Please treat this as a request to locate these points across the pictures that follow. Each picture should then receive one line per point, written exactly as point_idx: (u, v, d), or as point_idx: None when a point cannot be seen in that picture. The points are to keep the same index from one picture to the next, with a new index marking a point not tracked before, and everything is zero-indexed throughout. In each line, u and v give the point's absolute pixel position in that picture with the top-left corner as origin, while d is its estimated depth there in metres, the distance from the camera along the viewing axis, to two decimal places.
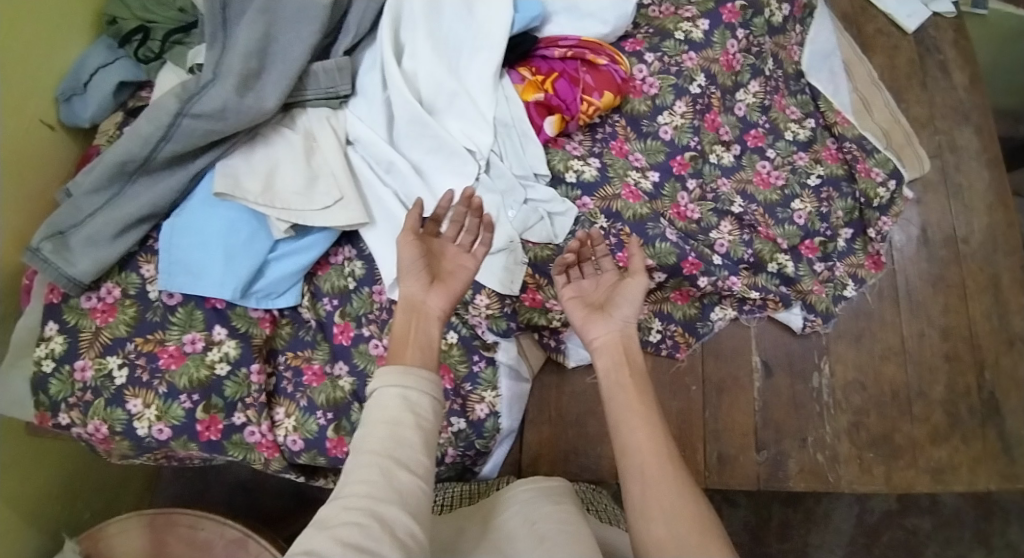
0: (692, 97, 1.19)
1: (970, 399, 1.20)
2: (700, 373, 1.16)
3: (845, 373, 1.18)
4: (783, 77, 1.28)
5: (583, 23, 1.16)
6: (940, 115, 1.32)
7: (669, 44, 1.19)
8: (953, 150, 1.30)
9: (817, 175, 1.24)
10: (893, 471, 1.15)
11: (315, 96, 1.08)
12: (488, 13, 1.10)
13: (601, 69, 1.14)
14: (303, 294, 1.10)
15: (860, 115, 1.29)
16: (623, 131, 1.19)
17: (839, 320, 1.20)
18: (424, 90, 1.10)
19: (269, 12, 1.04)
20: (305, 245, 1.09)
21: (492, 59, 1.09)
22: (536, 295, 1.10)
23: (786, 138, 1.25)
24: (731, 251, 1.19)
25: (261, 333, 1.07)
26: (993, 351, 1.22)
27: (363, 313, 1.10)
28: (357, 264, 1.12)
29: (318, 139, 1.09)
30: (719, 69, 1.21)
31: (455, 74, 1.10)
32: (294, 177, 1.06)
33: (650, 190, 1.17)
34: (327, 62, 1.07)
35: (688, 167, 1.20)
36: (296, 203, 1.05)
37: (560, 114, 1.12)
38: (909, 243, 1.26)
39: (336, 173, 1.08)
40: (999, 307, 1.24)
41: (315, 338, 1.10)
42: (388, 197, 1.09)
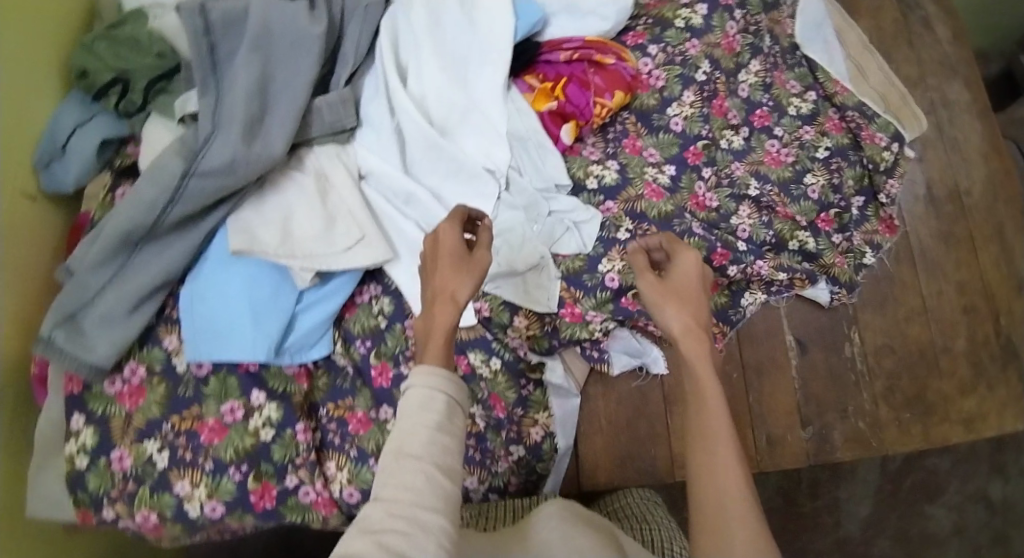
0: (699, 85, 1.17)
1: (990, 347, 1.24)
2: (739, 360, 1.16)
3: (874, 339, 1.21)
4: (780, 52, 1.28)
5: (585, 22, 1.13)
6: (930, 73, 1.34)
7: (671, 34, 1.16)
8: (945, 105, 1.33)
9: (825, 147, 1.25)
10: (930, 427, 1.19)
11: (321, 133, 1.02)
12: (491, 24, 1.05)
13: (611, 69, 1.11)
14: (333, 341, 1.05)
15: (858, 81, 1.29)
16: (634, 127, 1.16)
17: (863, 288, 1.22)
18: (433, 113, 1.05)
19: (263, 51, 0.98)
20: (332, 290, 1.04)
21: (500, 71, 1.05)
22: (575, 309, 1.06)
23: (790, 113, 1.25)
24: (753, 236, 1.18)
25: (299, 388, 1.02)
26: (1005, 298, 1.26)
27: (399, 351, 1.06)
28: (385, 301, 1.08)
29: (330, 178, 1.03)
30: (721, 53, 1.19)
31: (465, 92, 1.05)
32: (312, 222, 1.00)
33: (668, 184, 1.16)
34: (330, 96, 1.02)
35: (701, 156, 1.18)
36: (320, 250, 1.00)
37: (575, 121, 1.09)
38: (917, 202, 1.28)
39: (354, 212, 1.02)
40: (1006, 255, 1.28)
41: (355, 385, 1.05)
42: (411, 230, 1.05)
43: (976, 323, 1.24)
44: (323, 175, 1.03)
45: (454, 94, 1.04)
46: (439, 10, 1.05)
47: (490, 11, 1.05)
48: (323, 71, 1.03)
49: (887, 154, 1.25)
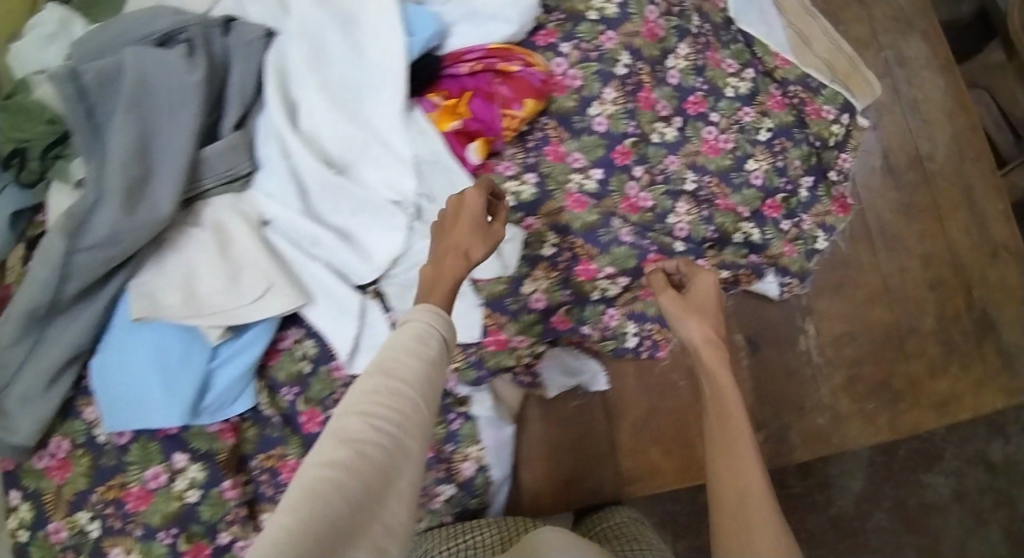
0: (620, 80, 1.09)
1: (962, 323, 1.16)
2: (687, 367, 1.10)
3: (833, 328, 1.13)
4: (711, 29, 1.18)
5: (488, 28, 1.05)
6: (883, 30, 1.24)
7: (584, 28, 1.09)
8: (901, 63, 1.23)
9: (767, 129, 1.16)
10: (897, 416, 1.12)
11: (215, 183, 0.99)
12: (378, 46, 0.99)
13: (517, 77, 1.03)
14: (258, 392, 1.04)
15: (800, 51, 1.20)
16: (555, 132, 1.09)
17: (816, 276, 1.15)
18: (330, 149, 0.99)
19: (140, 107, 0.95)
20: (246, 342, 1.01)
21: (395, 95, 0.99)
22: (499, 336, 1.02)
23: (728, 95, 1.16)
24: (693, 232, 1.11)
25: (224, 446, 1.01)
26: (978, 266, 1.18)
27: (326, 395, 1.04)
28: (308, 344, 1.05)
29: (230, 230, 0.99)
30: (642, 42, 1.11)
31: (360, 122, 0.99)
32: (215, 276, 0.98)
33: (595, 190, 1.08)
34: (218, 145, 0.98)
35: (631, 155, 1.10)
36: (226, 303, 0.97)
37: (483, 138, 1.03)
38: (874, 174, 1.19)
39: (259, 259, 0.99)
40: (976, 220, 1.19)
41: (284, 433, 1.04)
42: (322, 271, 1.01)
43: (946, 299, 1.16)
44: (221, 227, 0.99)
45: (347, 127, 0.99)
46: (322, 37, 0.98)
47: (376, 31, 0.99)
48: (207, 119, 0.98)
49: (837, 128, 1.17)
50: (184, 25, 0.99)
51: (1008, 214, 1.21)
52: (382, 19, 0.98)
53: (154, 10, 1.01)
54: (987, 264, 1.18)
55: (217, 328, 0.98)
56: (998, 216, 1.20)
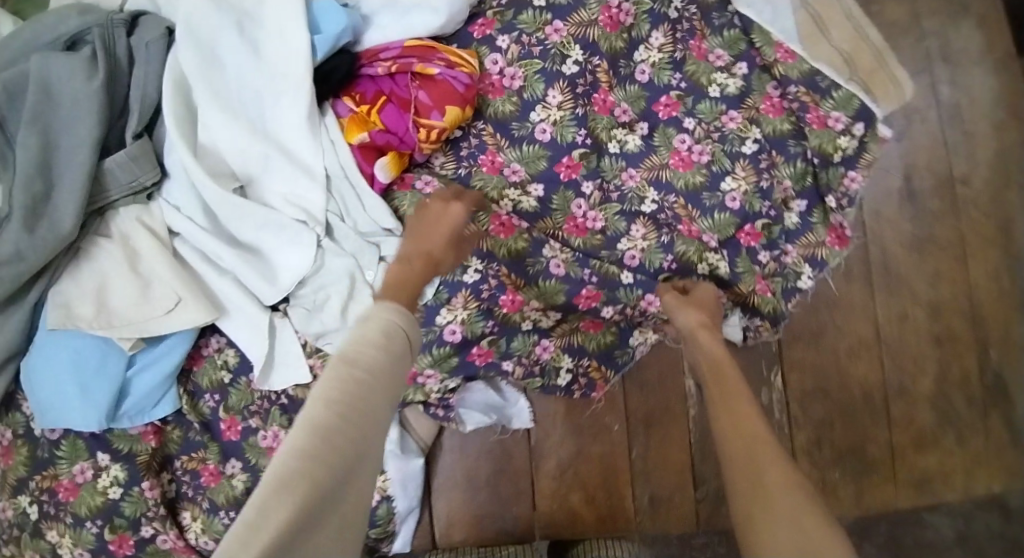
0: (567, 80, 0.94)
1: (969, 388, 0.97)
2: (623, 410, 0.99)
3: (801, 383, 0.98)
4: (697, 13, 0.98)
5: (413, 19, 0.91)
6: (928, 13, 1.00)
7: (526, 17, 0.93)
8: (946, 57, 1.00)
9: (755, 138, 0.97)
10: (863, 489, 0.97)
11: (120, 195, 0.92)
12: (278, 49, 0.90)
13: (433, 83, 0.90)
14: (178, 397, 0.97)
15: (811, 42, 0.98)
16: (493, 140, 0.95)
17: (792, 319, 0.98)
18: (232, 159, 0.91)
19: (41, 116, 0.88)
20: (163, 350, 0.95)
21: (298, 103, 0.89)
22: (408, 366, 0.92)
23: (711, 95, 0.97)
24: (645, 262, 0.96)
25: (146, 448, 0.97)
26: (1000, 323, 0.98)
27: (245, 406, 0.98)
28: (230, 352, 0.99)
29: (137, 243, 0.93)
30: (600, 33, 0.94)
31: (261, 133, 0.91)
32: (123, 290, 0.91)
33: (533, 210, 0.95)
34: (119, 155, 0.91)
35: (579, 168, 0.95)
36: (136, 316, 0.91)
37: (393, 152, 0.92)
38: (888, 199, 0.99)
39: (168, 273, 0.92)
40: (1011, 261, 0.98)
41: (204, 439, 0.99)
42: (230, 288, 0.94)
43: (954, 355, 0.97)
44: (128, 237, 0.93)
45: (246, 139, 0.90)
46: (217, 38, 0.89)
47: (277, 33, 0.90)
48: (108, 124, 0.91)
49: (848, 140, 0.96)
50: (89, 23, 0.91)
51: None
52: (283, 18, 0.89)
53: (57, 10, 0.92)
54: (1013, 317, 0.98)
55: (128, 339, 0.92)
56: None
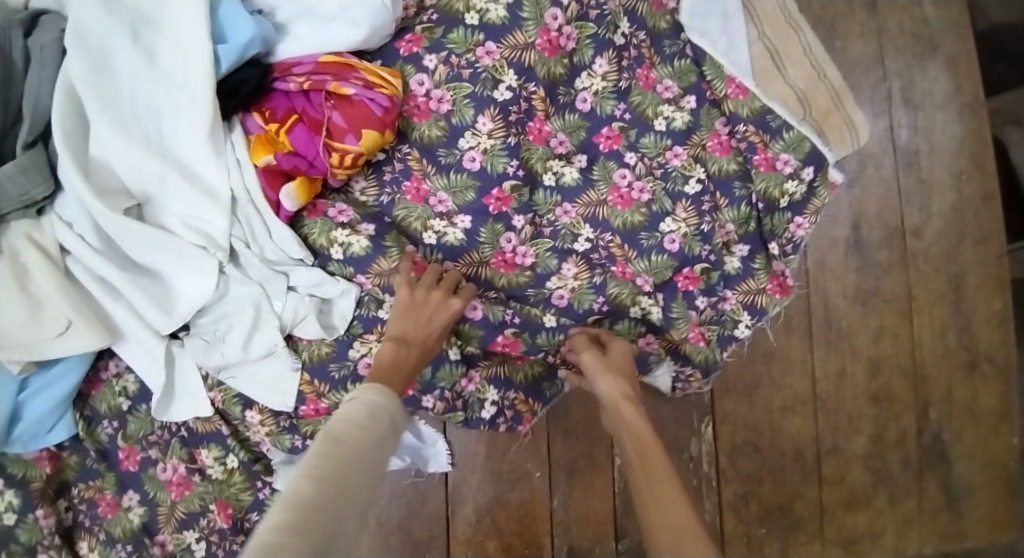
0: (499, 106, 0.86)
1: (904, 448, 0.94)
2: (545, 455, 0.94)
3: (732, 436, 0.94)
4: (648, 38, 0.91)
5: (332, 34, 0.84)
6: (893, 50, 0.94)
7: (456, 36, 0.86)
8: (908, 99, 0.94)
9: (698, 178, 0.90)
10: (789, 547, 0.93)
11: (11, 209, 0.82)
12: (178, 59, 0.82)
13: (349, 106, 0.83)
14: (76, 422, 0.90)
15: (764, 78, 0.91)
16: (418, 166, 0.88)
17: (726, 370, 0.93)
18: (128, 176, 0.83)
19: None
20: (58, 374, 0.87)
21: (201, 119, 0.82)
22: (317, 406, 0.89)
23: (657, 129, 0.90)
24: (574, 303, 0.90)
25: (40, 474, 0.89)
26: (944, 381, 0.94)
27: (144, 435, 0.91)
28: (128, 379, 0.90)
29: (26, 263, 0.84)
30: (537, 57, 0.87)
31: (161, 150, 0.84)
32: (12, 313, 0.82)
33: (459, 243, 0.89)
34: (7, 166, 0.80)
35: (511, 201, 0.88)
36: (28, 339, 0.83)
37: (303, 177, 0.86)
38: (836, 248, 0.94)
39: (62, 294, 0.84)
40: (960, 319, 0.94)
41: (99, 468, 0.91)
42: (126, 315, 0.87)
43: (892, 412, 0.94)
44: (19, 254, 0.83)
45: (144, 156, 0.83)
46: (108, 44, 0.81)
47: (176, 42, 0.82)
48: None
49: (796, 185, 0.90)
50: None
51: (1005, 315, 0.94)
52: (181, 24, 0.82)
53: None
54: (955, 377, 0.94)
55: (19, 361, 0.84)
56: (987, 317, 0.94)
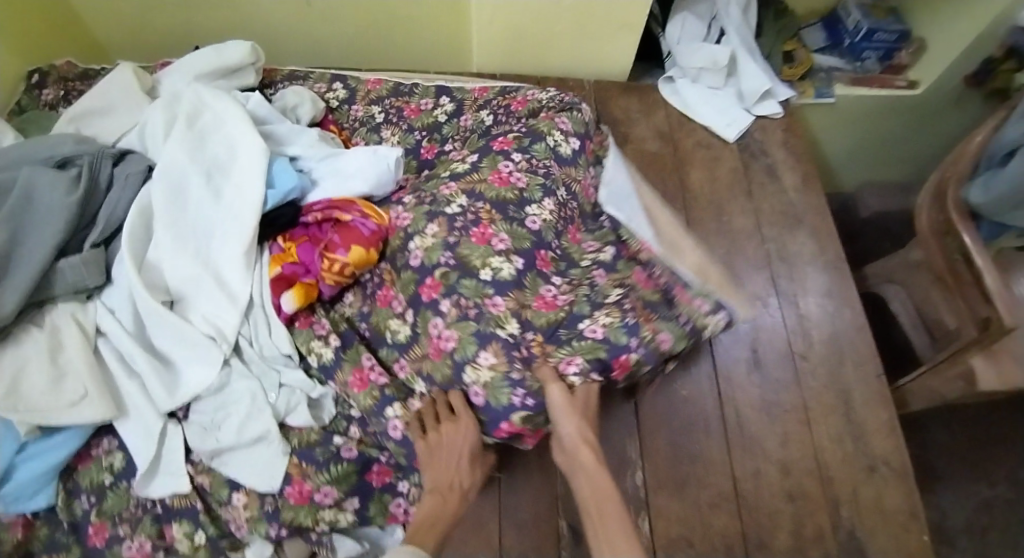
0: (447, 218, 1.07)
1: (824, 545, 1.02)
2: (497, 547, 1.01)
3: (667, 530, 1.02)
4: (579, 211, 1.16)
5: (351, 183, 1.13)
6: (768, 224, 1.25)
7: (430, 181, 1.15)
8: (783, 258, 1.22)
9: (617, 291, 1.07)
10: None
11: (64, 292, 1.02)
12: (236, 194, 1.08)
13: (350, 233, 1.06)
14: (56, 493, 0.97)
15: (669, 251, 1.16)
16: (389, 275, 1.09)
17: (656, 468, 1.06)
18: (168, 278, 1.04)
19: (14, 217, 1.00)
20: (56, 443, 0.97)
21: (237, 238, 1.05)
22: (302, 487, 0.98)
23: (582, 265, 1.10)
24: (490, 398, 0.98)
25: (12, 538, 0.96)
26: (849, 483, 1.06)
27: (118, 512, 0.98)
28: (117, 456, 1.00)
29: (65, 337, 1.00)
30: (488, 187, 1.10)
31: (203, 260, 1.05)
32: (40, 378, 0.97)
33: (408, 340, 1.05)
34: (74, 258, 1.02)
35: (440, 288, 1.03)
36: (43, 404, 0.96)
37: (299, 285, 1.05)
38: (740, 366, 1.13)
39: (86, 367, 0.98)
40: (853, 430, 1.10)
41: (67, 541, 0.97)
42: (135, 392, 1.00)
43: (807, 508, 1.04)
44: (59, 330, 1.01)
45: (188, 263, 1.04)
46: (185, 178, 1.08)
47: (237, 184, 1.08)
48: (72, 231, 1.03)
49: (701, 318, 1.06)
50: (81, 148, 1.08)
51: (892, 429, 1.10)
52: (244, 174, 1.08)
53: (57, 136, 1.10)
54: (856, 480, 1.06)
55: (26, 424, 0.95)
56: (875, 429, 1.10)
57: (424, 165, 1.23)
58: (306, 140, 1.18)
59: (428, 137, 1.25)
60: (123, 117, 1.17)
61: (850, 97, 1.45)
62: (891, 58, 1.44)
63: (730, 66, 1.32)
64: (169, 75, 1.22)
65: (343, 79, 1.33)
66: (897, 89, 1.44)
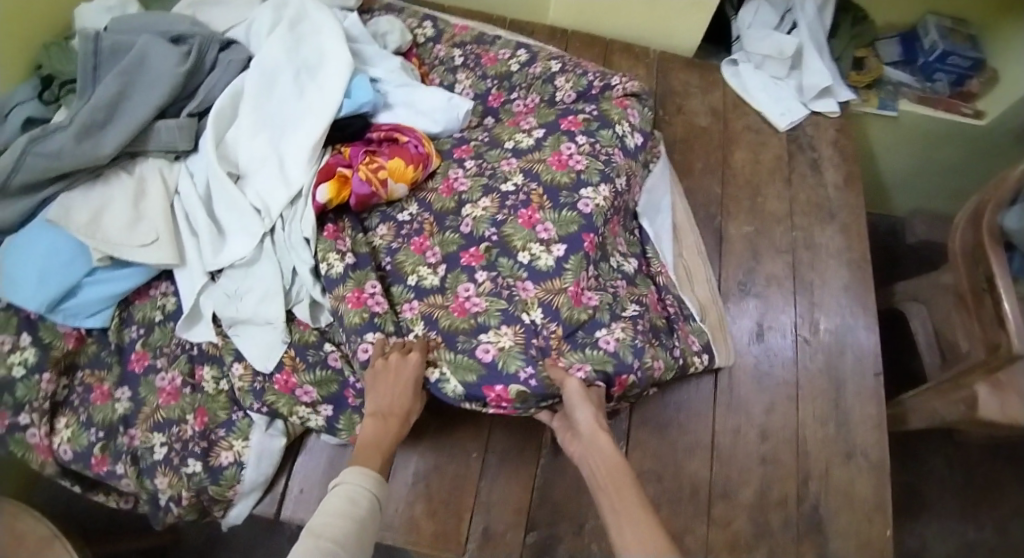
0: (500, 195, 1.15)
1: (785, 510, 1.06)
2: (484, 442, 1.09)
3: (641, 463, 1.08)
4: (627, 200, 1.17)
5: (420, 118, 1.22)
6: (800, 213, 1.28)
7: (493, 153, 1.21)
8: (808, 247, 1.25)
9: (633, 306, 1.09)
10: None
11: (156, 149, 1.18)
12: (315, 95, 1.18)
13: (400, 150, 1.16)
14: (111, 318, 1.13)
15: (681, 283, 1.18)
16: (429, 228, 1.16)
17: (644, 407, 1.11)
18: (235, 153, 1.15)
19: (128, 76, 1.16)
20: (121, 275, 1.12)
21: (305, 134, 1.15)
22: (287, 379, 1.08)
23: (611, 263, 1.12)
24: (500, 360, 1.02)
25: (63, 347, 1.10)
26: (823, 461, 1.10)
27: (160, 345, 1.13)
28: (170, 300, 1.15)
29: (149, 187, 1.16)
30: (546, 167, 1.15)
31: (273, 145, 1.15)
32: (119, 216, 1.12)
33: (433, 286, 1.10)
34: (171, 121, 1.18)
35: (480, 259, 1.11)
36: (117, 237, 1.10)
37: (334, 180, 1.12)
38: (743, 337, 1.18)
39: (160, 215, 1.13)
40: (838, 415, 1.13)
41: (110, 361, 1.12)
42: (191, 246, 1.13)
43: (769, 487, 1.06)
44: (145, 179, 1.17)
45: (259, 144, 1.15)
46: (277, 74, 1.18)
47: (320, 88, 1.18)
48: (172, 99, 1.18)
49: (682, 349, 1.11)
50: (194, 28, 1.24)
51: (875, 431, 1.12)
52: (328, 81, 1.18)
53: (175, 16, 1.25)
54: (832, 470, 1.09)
55: (100, 251, 1.10)
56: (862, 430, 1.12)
57: (489, 113, 1.30)
58: (388, 65, 1.25)
59: (498, 84, 1.31)
60: (235, 12, 1.30)
61: (913, 114, 1.44)
62: (961, 84, 1.44)
63: (796, 59, 1.36)
64: None
65: (434, 19, 1.38)
66: (961, 115, 1.43)
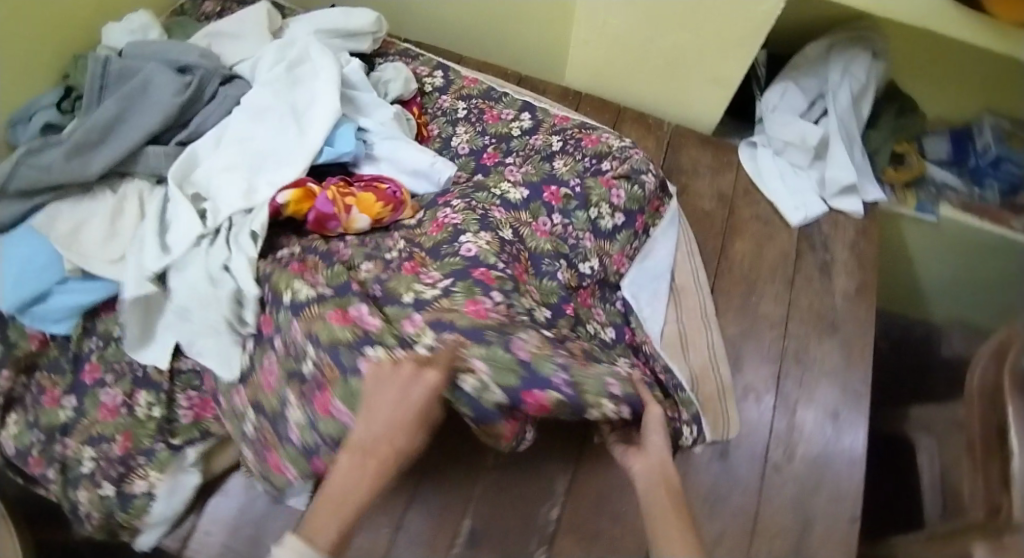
0: (501, 237, 1.03)
1: None
2: (399, 517, 1.05)
3: None
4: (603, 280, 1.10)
5: (400, 178, 1.16)
6: (798, 319, 1.16)
7: (481, 196, 1.10)
8: (799, 359, 1.13)
9: (622, 358, 1.04)
10: None
11: (142, 172, 1.15)
12: (299, 137, 1.11)
13: (377, 191, 1.09)
14: (75, 326, 1.10)
15: (674, 348, 1.10)
16: (420, 259, 1.03)
17: (573, 507, 1.08)
18: (207, 182, 1.09)
19: (127, 99, 1.15)
20: (90, 287, 1.09)
21: (281, 174, 1.08)
22: (242, 408, 0.99)
23: (589, 329, 1.05)
24: (535, 362, 0.89)
25: (25, 346, 1.09)
26: None
27: (114, 361, 1.09)
28: None
29: (130, 212, 1.13)
30: (530, 231, 1.08)
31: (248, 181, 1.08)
32: (97, 234, 1.10)
33: (428, 301, 0.96)
34: (160, 148, 1.15)
35: (494, 282, 0.98)
36: (93, 254, 1.09)
37: (300, 190, 1.05)
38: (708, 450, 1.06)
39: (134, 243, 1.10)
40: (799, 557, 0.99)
41: (66, 368, 1.09)
42: None
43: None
44: (128, 202, 1.14)
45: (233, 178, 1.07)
46: (266, 113, 1.13)
47: (304, 131, 1.12)
48: (167, 125, 1.16)
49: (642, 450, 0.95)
50: (201, 60, 1.22)
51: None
52: (314, 124, 1.12)
53: (186, 45, 1.23)
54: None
55: (73, 264, 1.08)
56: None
57: (479, 170, 1.23)
58: (381, 115, 1.18)
59: (495, 144, 1.25)
60: (248, 46, 1.27)
61: (956, 221, 1.31)
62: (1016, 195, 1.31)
63: (821, 149, 1.24)
64: (298, 21, 1.28)
65: (446, 69, 1.34)
66: (1012, 230, 1.29)
